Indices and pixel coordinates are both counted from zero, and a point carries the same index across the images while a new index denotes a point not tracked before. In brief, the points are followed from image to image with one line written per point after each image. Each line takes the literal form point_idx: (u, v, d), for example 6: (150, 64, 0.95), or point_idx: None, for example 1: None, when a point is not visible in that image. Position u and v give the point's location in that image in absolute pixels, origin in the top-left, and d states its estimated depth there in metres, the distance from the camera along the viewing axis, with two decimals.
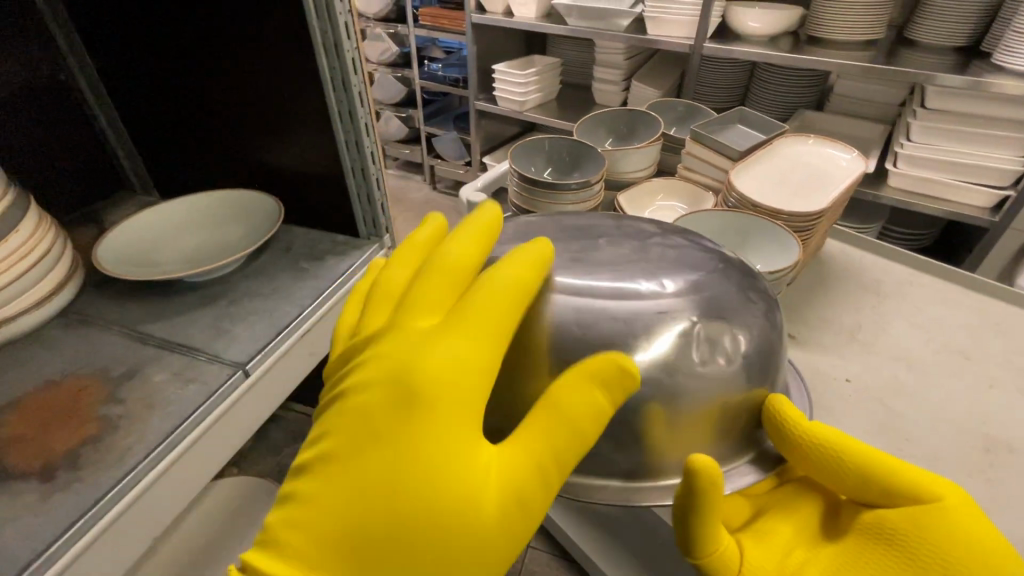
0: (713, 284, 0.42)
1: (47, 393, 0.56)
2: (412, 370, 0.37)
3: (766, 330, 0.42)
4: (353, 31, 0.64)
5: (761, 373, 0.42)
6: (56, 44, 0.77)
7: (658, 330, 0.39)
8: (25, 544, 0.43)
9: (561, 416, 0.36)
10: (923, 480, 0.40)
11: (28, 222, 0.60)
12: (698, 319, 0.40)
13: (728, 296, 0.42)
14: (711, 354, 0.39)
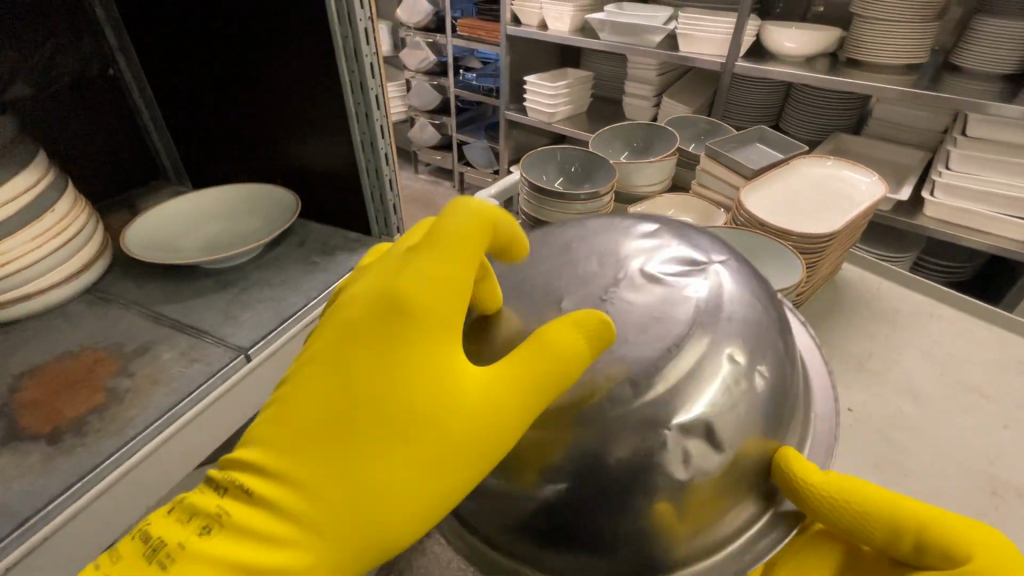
0: (728, 332, 0.37)
1: (65, 362, 0.59)
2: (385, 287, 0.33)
3: (781, 380, 0.37)
4: (373, 37, 0.67)
5: (777, 434, 0.37)
6: (108, 42, 0.84)
7: (672, 406, 0.33)
8: (25, 500, 0.45)
9: (541, 351, 0.33)
10: (960, 530, 0.33)
11: (64, 202, 0.65)
12: (714, 384, 0.34)
13: (751, 350, 0.36)
14: (727, 428, 0.34)
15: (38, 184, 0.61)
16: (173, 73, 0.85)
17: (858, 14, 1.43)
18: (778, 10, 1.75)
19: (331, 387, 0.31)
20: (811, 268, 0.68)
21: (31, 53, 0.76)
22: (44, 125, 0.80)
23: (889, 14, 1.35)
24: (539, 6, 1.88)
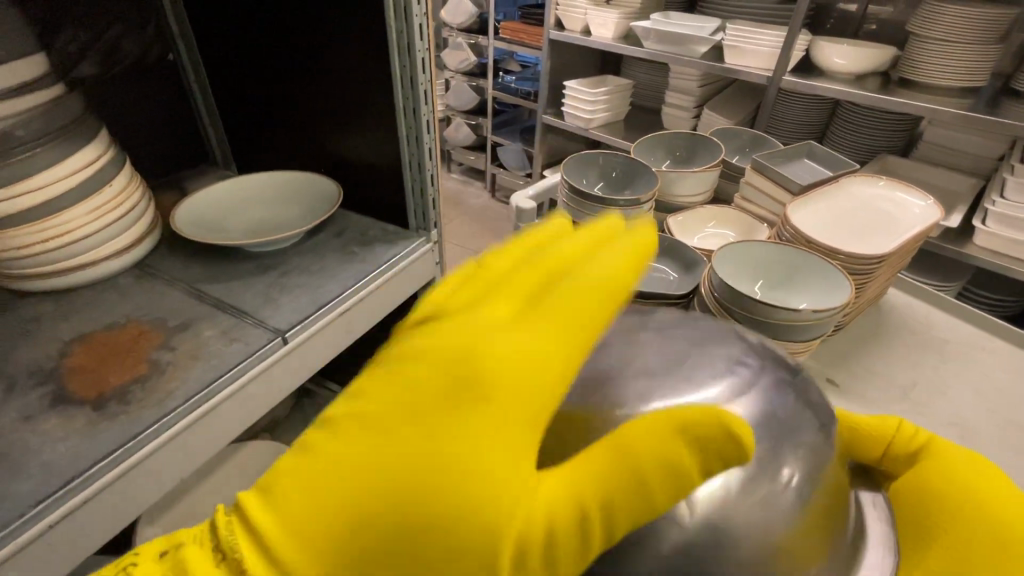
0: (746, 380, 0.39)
1: (112, 333, 0.61)
2: (477, 359, 0.33)
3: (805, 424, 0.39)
4: (426, 33, 0.68)
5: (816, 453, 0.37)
6: (169, 29, 0.87)
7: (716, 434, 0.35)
8: (69, 462, 0.47)
9: (623, 461, 0.30)
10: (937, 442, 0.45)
11: (124, 175, 0.68)
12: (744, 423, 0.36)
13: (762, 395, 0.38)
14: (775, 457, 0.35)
15: (99, 158, 0.64)
16: (228, 60, 0.87)
17: (914, 35, 1.40)
18: (828, 26, 1.72)
19: (399, 425, 0.33)
20: (858, 289, 0.66)
21: (98, 35, 0.79)
22: (103, 103, 0.84)
23: (943, 36, 1.32)
24: (584, 12, 1.89)
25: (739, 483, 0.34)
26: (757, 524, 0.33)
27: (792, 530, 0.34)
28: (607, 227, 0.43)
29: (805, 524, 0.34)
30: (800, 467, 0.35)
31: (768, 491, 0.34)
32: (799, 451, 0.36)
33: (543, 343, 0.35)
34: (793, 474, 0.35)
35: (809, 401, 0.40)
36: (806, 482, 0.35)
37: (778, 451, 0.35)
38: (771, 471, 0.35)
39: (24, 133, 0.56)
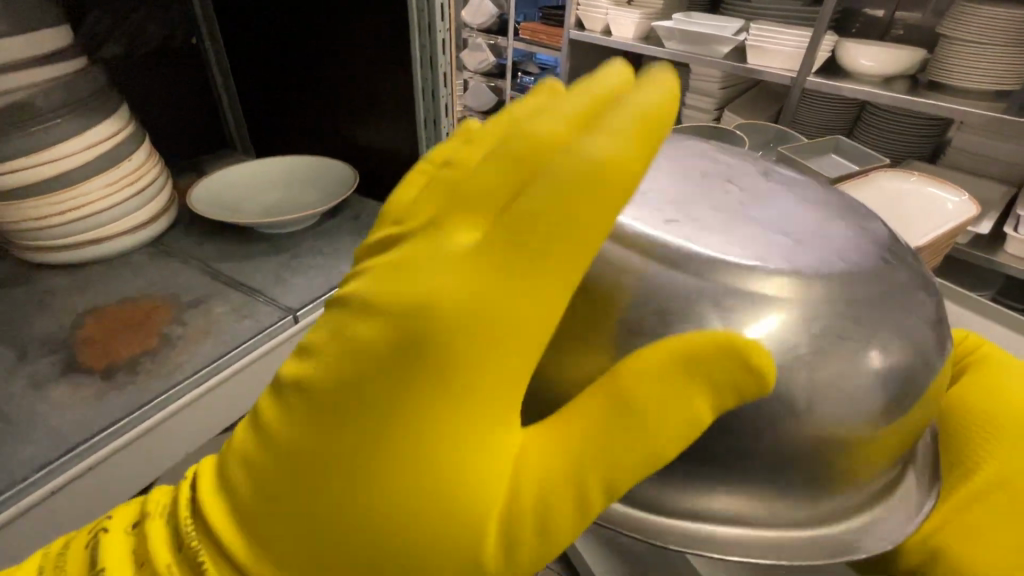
0: (828, 271, 0.32)
1: (124, 306, 0.61)
2: (430, 311, 0.28)
3: (901, 329, 0.33)
4: (448, 13, 0.67)
5: (901, 355, 0.32)
6: (193, 13, 0.88)
7: (752, 325, 0.30)
8: (75, 429, 0.46)
9: (620, 408, 0.28)
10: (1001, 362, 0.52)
11: (142, 152, 0.68)
12: (806, 314, 0.31)
13: (839, 281, 0.32)
14: (838, 350, 0.31)
15: (117, 132, 0.64)
16: (250, 44, 0.87)
17: (945, 36, 1.37)
18: (854, 29, 1.68)
19: (356, 393, 0.30)
20: None
21: (125, 18, 0.80)
22: (127, 85, 0.85)
23: (972, 36, 1.30)
24: (605, 12, 1.88)
25: (809, 358, 0.31)
26: (818, 396, 0.31)
27: (855, 415, 0.31)
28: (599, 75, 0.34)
29: (873, 412, 0.32)
30: (886, 352, 0.32)
31: (841, 369, 0.31)
32: (891, 335, 0.32)
33: (500, 284, 0.29)
34: (876, 358, 0.31)
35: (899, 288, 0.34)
36: (889, 371, 0.32)
37: (856, 334, 0.31)
38: (848, 352, 0.31)
39: (43, 104, 0.56)
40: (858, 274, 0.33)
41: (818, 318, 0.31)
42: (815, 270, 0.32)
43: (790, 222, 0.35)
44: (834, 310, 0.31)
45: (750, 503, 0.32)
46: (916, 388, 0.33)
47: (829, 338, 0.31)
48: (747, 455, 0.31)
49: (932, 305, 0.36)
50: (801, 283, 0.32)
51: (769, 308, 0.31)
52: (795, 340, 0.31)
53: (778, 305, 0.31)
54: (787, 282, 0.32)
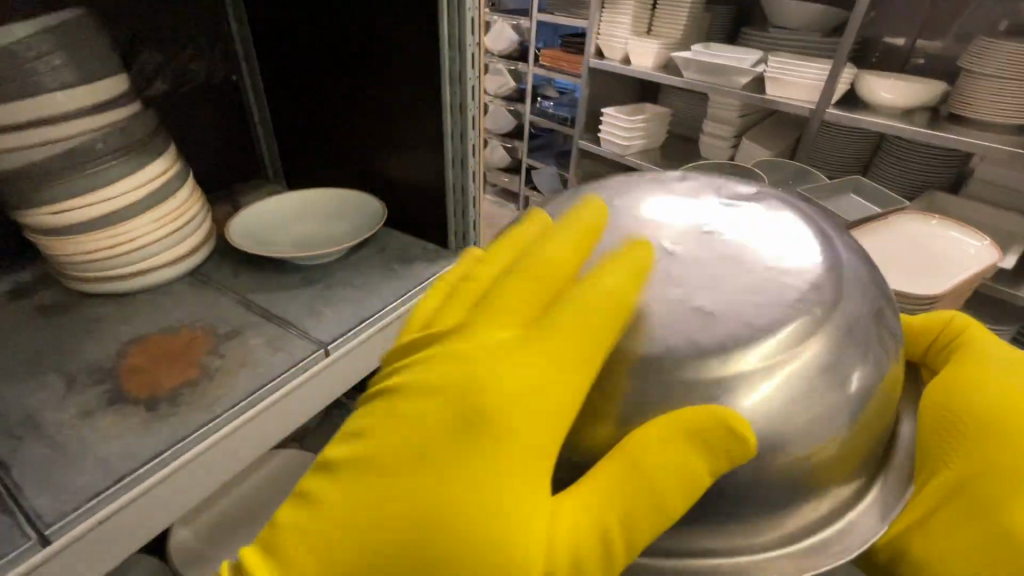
0: (830, 298, 0.34)
1: (166, 337, 0.64)
2: (476, 390, 0.32)
3: (877, 349, 0.35)
4: (477, 61, 0.70)
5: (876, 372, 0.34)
6: (236, 53, 0.93)
7: (766, 355, 0.32)
8: (123, 459, 0.49)
9: (639, 478, 0.29)
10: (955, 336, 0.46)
11: (186, 189, 0.72)
12: (811, 343, 0.32)
13: (835, 308, 0.34)
14: (836, 377, 0.33)
15: (166, 171, 0.68)
16: (287, 83, 0.92)
17: (965, 71, 1.38)
18: (873, 60, 1.69)
19: (414, 453, 0.32)
20: None
21: (172, 56, 0.85)
22: (173, 120, 0.89)
23: (993, 69, 1.29)
24: (624, 42, 1.91)
25: (809, 391, 0.32)
26: (810, 426, 0.32)
27: (840, 436, 0.33)
28: (578, 210, 0.39)
29: (852, 431, 0.33)
30: (866, 374, 0.34)
31: (835, 400, 0.32)
32: (869, 358, 0.34)
33: (537, 371, 0.32)
34: (860, 381, 0.33)
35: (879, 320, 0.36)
36: (867, 391, 0.34)
37: (847, 357, 0.33)
38: (841, 379, 0.33)
39: (103, 147, 0.61)
40: (840, 306, 0.34)
41: (816, 351, 0.32)
42: (821, 301, 0.34)
43: (780, 249, 0.36)
44: (828, 341, 0.33)
45: (754, 521, 0.32)
46: (882, 401, 0.35)
47: (826, 372, 0.32)
48: (749, 478, 0.31)
49: (884, 310, 0.37)
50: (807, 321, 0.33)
51: (782, 350, 0.32)
52: (801, 378, 0.32)
53: (794, 344, 0.32)
54: (790, 324, 0.32)
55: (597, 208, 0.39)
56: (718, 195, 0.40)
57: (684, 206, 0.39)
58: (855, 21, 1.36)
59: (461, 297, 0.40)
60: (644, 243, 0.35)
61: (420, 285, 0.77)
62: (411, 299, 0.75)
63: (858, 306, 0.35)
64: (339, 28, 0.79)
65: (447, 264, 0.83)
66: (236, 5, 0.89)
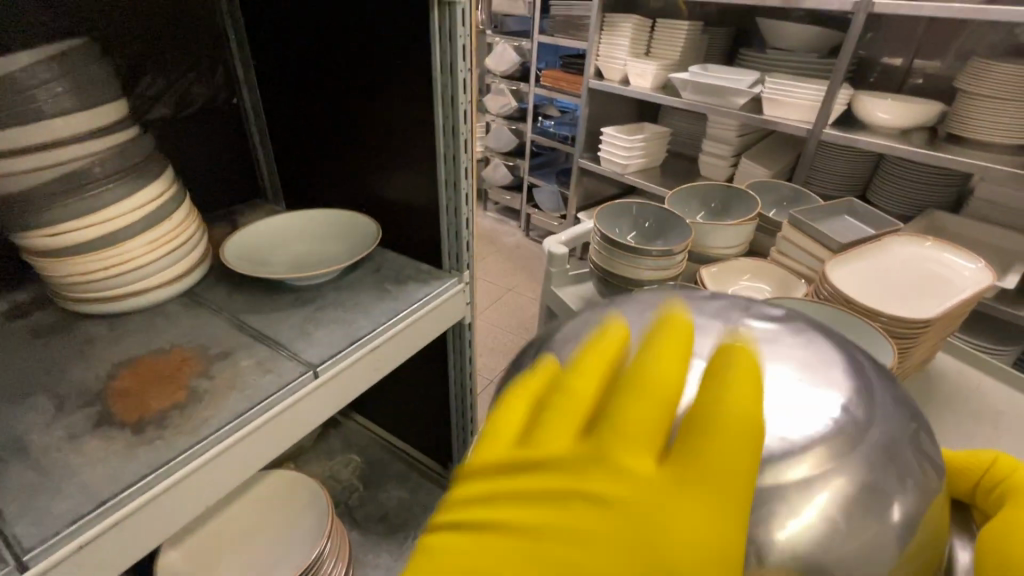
0: (863, 437, 0.36)
1: (156, 358, 0.64)
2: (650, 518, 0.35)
3: (916, 486, 0.36)
4: (469, 86, 0.72)
5: (909, 488, 0.35)
6: (236, 76, 0.95)
7: (799, 494, 0.33)
8: (105, 483, 0.49)
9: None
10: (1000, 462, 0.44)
11: (183, 211, 0.73)
12: (846, 475, 0.34)
13: (858, 442, 0.35)
14: (877, 510, 0.34)
15: (161, 194, 0.69)
16: (286, 106, 0.93)
17: (962, 91, 1.38)
18: (871, 80, 1.71)
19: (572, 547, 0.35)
20: (901, 354, 0.64)
21: (173, 81, 0.87)
22: (174, 143, 0.91)
23: (1014, 91, 1.26)
24: (623, 63, 1.95)
25: (851, 522, 0.33)
26: (856, 559, 0.32)
27: (891, 570, 0.33)
28: (666, 327, 0.43)
29: (900, 567, 0.34)
30: (908, 503, 0.35)
31: (877, 532, 0.33)
32: (908, 487, 0.35)
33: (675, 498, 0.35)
34: (899, 512, 0.34)
35: (913, 453, 0.37)
36: (904, 524, 0.34)
37: (884, 488, 0.34)
38: (878, 511, 0.34)
39: (99, 171, 0.62)
40: (860, 435, 0.36)
41: (847, 476, 0.34)
42: (844, 445, 0.35)
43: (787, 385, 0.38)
44: (857, 476, 0.34)
45: None
46: (931, 527, 0.36)
47: (863, 497, 0.34)
48: None
49: (917, 439, 0.38)
50: (827, 450, 0.34)
51: (809, 481, 0.33)
52: (831, 517, 0.33)
53: (819, 475, 0.33)
54: (810, 451, 0.34)
55: (678, 318, 0.43)
56: (747, 316, 0.45)
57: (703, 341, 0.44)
58: (849, 44, 1.37)
59: (562, 415, 0.42)
60: (738, 347, 0.40)
61: (411, 307, 0.77)
62: (403, 321, 0.75)
63: (885, 432, 0.37)
64: (328, 59, 0.83)
65: (440, 284, 0.83)
66: (237, 31, 0.91)
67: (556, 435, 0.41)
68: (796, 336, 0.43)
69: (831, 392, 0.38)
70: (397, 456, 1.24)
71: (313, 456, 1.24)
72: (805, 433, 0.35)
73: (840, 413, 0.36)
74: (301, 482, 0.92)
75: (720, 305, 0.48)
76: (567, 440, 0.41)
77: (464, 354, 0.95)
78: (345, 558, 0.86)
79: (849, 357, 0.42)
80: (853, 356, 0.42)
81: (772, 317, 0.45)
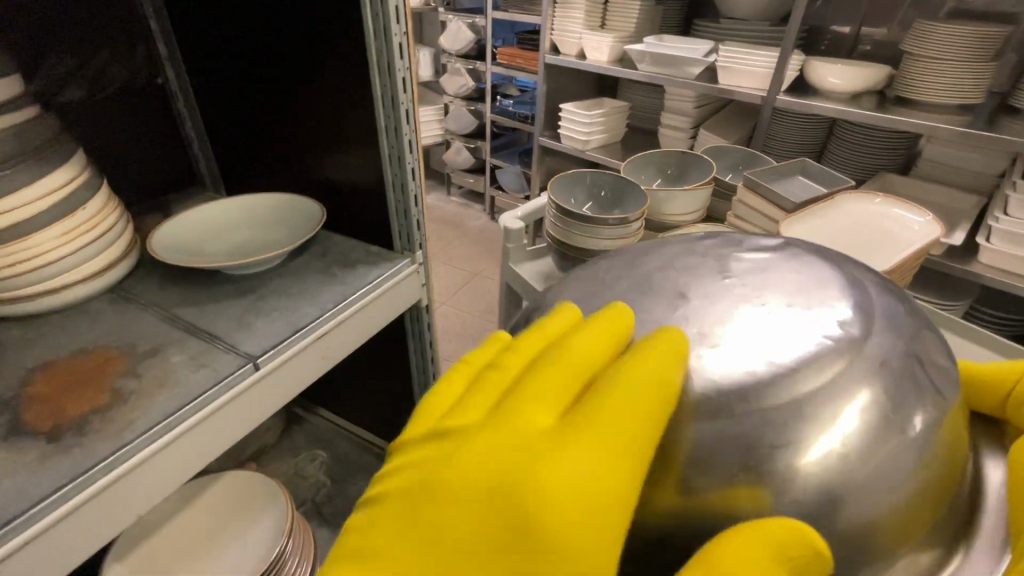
0: (887, 345, 0.35)
1: (76, 360, 0.59)
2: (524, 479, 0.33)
3: (943, 393, 0.36)
4: (406, 52, 0.68)
5: (925, 393, 0.35)
6: (158, 53, 0.87)
7: (823, 406, 0.32)
8: (15, 499, 0.44)
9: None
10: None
11: (100, 199, 0.66)
12: (866, 386, 0.33)
13: (880, 363, 0.34)
14: (899, 423, 0.33)
15: (72, 181, 0.62)
16: (215, 83, 0.87)
17: (908, 53, 1.40)
18: (822, 47, 1.72)
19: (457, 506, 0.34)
20: None
21: (85, 58, 0.80)
22: (90, 127, 0.83)
23: (972, 50, 1.28)
24: (579, 36, 1.91)
25: (870, 434, 0.32)
26: (880, 471, 0.32)
27: (920, 479, 0.33)
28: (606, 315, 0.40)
29: (928, 473, 0.34)
30: (930, 414, 0.34)
31: (899, 446, 0.33)
32: (930, 399, 0.35)
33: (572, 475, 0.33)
34: (923, 422, 0.34)
35: (935, 356, 0.37)
36: (930, 432, 0.34)
37: (908, 399, 0.34)
38: (903, 423, 0.33)
39: None
40: (878, 346, 0.35)
41: (864, 388, 0.33)
42: (864, 354, 0.34)
43: (791, 300, 0.37)
44: (878, 387, 0.33)
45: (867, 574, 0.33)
46: (954, 441, 0.36)
47: (883, 412, 0.33)
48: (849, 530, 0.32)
49: (933, 349, 0.38)
50: (842, 362, 0.33)
51: (825, 397, 0.33)
52: (850, 427, 0.32)
53: (833, 386, 0.33)
54: (825, 362, 0.33)
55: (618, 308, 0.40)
56: (742, 236, 0.45)
57: (702, 264, 0.41)
58: (799, 7, 1.37)
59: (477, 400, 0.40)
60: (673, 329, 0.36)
61: (362, 291, 0.73)
62: (352, 306, 0.71)
63: (901, 339, 0.36)
64: (255, 27, 0.76)
65: (392, 266, 0.79)
66: (154, 2, 0.83)
67: (462, 415, 0.40)
68: (793, 251, 0.42)
69: (845, 301, 0.37)
70: (365, 448, 1.20)
71: (276, 454, 1.19)
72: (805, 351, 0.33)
73: (848, 325, 0.35)
74: (259, 482, 0.88)
75: (715, 232, 0.46)
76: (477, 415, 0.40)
77: (424, 338, 0.92)
78: (311, 556, 0.83)
79: (853, 266, 0.42)
80: (855, 266, 0.42)
81: (765, 246, 0.42)
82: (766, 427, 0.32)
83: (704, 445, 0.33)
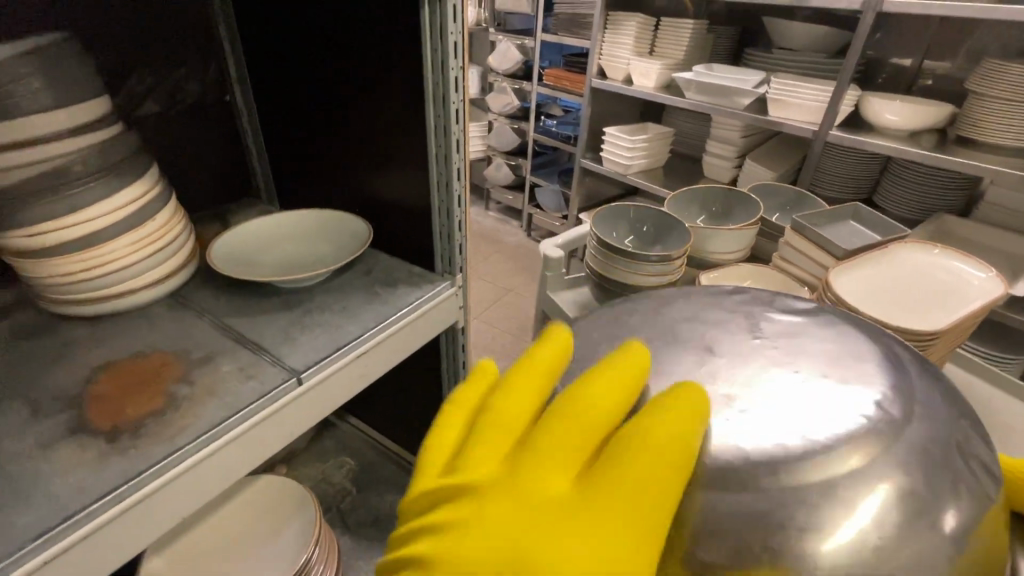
0: (917, 434, 0.36)
1: (136, 362, 0.63)
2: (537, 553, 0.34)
3: (976, 492, 0.35)
4: (461, 85, 0.70)
5: (955, 487, 0.34)
6: (229, 72, 0.93)
7: (856, 491, 0.32)
8: (76, 495, 0.47)
9: None
10: None
11: (168, 210, 0.71)
12: (897, 477, 0.33)
13: (912, 455, 0.34)
14: (929, 516, 0.33)
15: (145, 193, 0.67)
16: (278, 102, 0.91)
17: (972, 94, 1.33)
18: (879, 81, 1.67)
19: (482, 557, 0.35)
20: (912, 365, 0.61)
21: (164, 76, 0.86)
22: (163, 139, 0.89)
23: None
24: (627, 62, 1.92)
25: (897, 524, 0.32)
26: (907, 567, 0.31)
27: None
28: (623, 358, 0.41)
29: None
30: (961, 513, 0.34)
31: (930, 542, 0.32)
32: (961, 496, 0.34)
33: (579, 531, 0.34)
34: (954, 521, 0.33)
35: (968, 448, 0.37)
36: (961, 530, 0.33)
37: (939, 496, 0.34)
38: (931, 518, 0.33)
39: (80, 169, 0.60)
40: (907, 432, 0.35)
41: (892, 477, 0.33)
42: (897, 443, 0.35)
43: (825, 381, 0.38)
44: (913, 477, 0.34)
45: None
46: (987, 539, 0.35)
47: (913, 504, 0.33)
48: None
49: (967, 438, 0.38)
50: (868, 449, 0.34)
51: (857, 477, 0.33)
52: (879, 518, 0.32)
53: (858, 470, 0.33)
54: (854, 446, 0.34)
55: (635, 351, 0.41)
56: (774, 306, 0.47)
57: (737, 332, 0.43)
58: (858, 42, 1.33)
59: (488, 434, 0.42)
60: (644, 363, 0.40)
61: (399, 313, 0.74)
62: (389, 328, 0.73)
63: (931, 430, 0.36)
64: (321, 55, 0.81)
65: (432, 288, 0.81)
66: (229, 26, 0.89)
67: (482, 459, 0.40)
68: (826, 329, 0.44)
69: (875, 384, 0.38)
70: (390, 460, 1.22)
71: (305, 459, 1.23)
72: (841, 433, 0.34)
73: (877, 410, 0.36)
74: (291, 488, 0.90)
75: (747, 298, 0.49)
76: (493, 464, 0.40)
77: (457, 359, 0.93)
78: (334, 565, 0.84)
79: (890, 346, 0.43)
80: (892, 348, 0.43)
81: (798, 310, 0.46)
82: (794, 510, 0.32)
83: (709, 509, 0.33)
